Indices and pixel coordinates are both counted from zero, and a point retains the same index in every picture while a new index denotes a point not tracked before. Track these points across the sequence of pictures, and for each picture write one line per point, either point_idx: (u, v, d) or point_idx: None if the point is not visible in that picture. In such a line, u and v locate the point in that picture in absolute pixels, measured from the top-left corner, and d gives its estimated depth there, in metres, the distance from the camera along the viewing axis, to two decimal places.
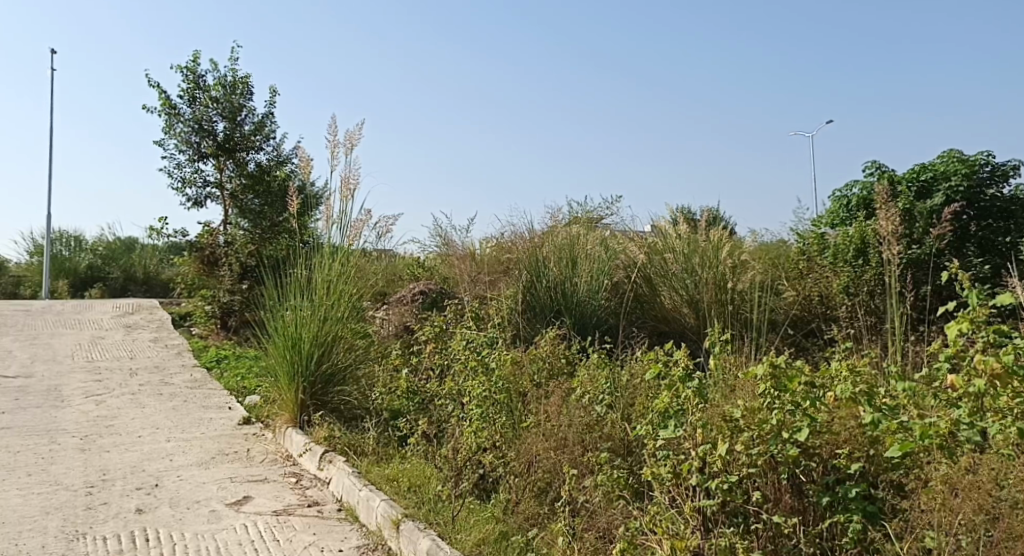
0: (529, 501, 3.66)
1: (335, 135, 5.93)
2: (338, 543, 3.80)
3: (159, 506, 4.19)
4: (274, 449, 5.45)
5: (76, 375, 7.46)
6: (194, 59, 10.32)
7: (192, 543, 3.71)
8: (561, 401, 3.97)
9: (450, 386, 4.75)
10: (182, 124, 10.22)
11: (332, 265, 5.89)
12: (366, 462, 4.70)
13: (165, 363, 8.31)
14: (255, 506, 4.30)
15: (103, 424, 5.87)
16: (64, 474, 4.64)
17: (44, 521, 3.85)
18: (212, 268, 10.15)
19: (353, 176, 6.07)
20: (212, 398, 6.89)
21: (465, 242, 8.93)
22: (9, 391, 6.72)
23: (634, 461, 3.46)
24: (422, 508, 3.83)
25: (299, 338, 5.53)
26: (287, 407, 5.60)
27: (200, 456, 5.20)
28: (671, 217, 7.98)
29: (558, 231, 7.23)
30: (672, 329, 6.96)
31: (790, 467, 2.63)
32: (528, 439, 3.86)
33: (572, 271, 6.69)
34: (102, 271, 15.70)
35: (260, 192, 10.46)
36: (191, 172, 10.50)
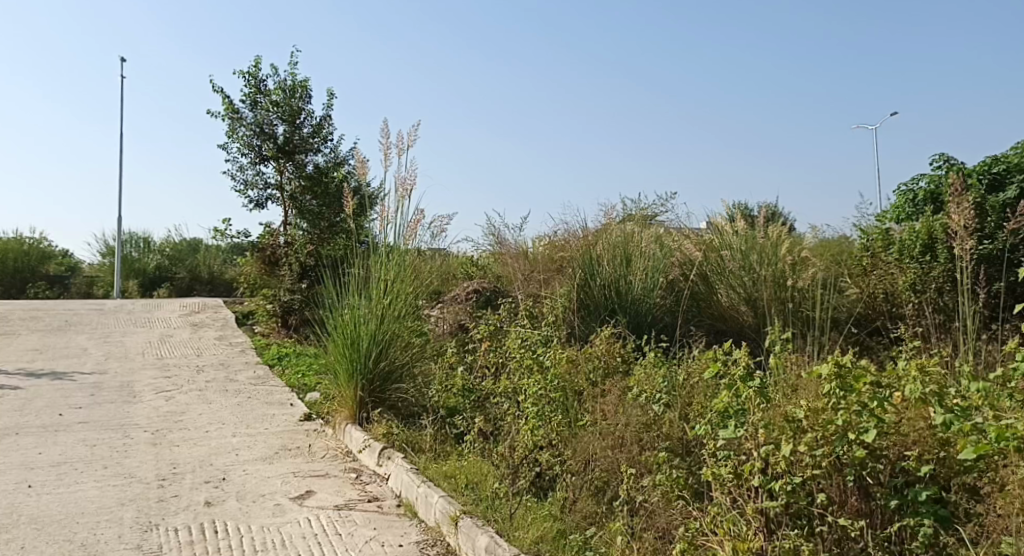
0: (586, 499, 3.66)
1: (388, 135, 6.03)
2: (399, 538, 3.86)
3: (227, 499, 4.33)
4: (333, 445, 5.56)
5: (146, 372, 7.74)
6: (255, 63, 10.60)
7: (258, 536, 3.82)
8: (618, 400, 3.96)
9: (506, 384, 4.78)
10: (244, 127, 10.50)
11: (389, 264, 5.98)
12: (424, 459, 4.76)
13: (229, 360, 8.57)
14: (317, 500, 4.40)
15: (173, 419, 6.09)
16: (137, 467, 4.83)
17: (120, 512, 4.02)
18: (273, 268, 10.40)
19: (408, 176, 6.16)
20: (274, 395, 7.08)
21: (519, 241, 8.95)
22: (85, 386, 7.02)
23: (693, 460, 3.42)
24: (480, 504, 3.87)
25: (358, 337, 5.64)
26: (347, 404, 5.71)
27: (264, 451, 5.34)
28: (727, 214, 7.86)
29: (611, 228, 7.20)
30: (730, 328, 6.85)
31: (857, 469, 2.57)
32: (585, 437, 3.86)
33: (626, 269, 6.66)
34: (169, 271, 16.29)
35: (318, 193, 10.68)
36: (253, 175, 10.78)
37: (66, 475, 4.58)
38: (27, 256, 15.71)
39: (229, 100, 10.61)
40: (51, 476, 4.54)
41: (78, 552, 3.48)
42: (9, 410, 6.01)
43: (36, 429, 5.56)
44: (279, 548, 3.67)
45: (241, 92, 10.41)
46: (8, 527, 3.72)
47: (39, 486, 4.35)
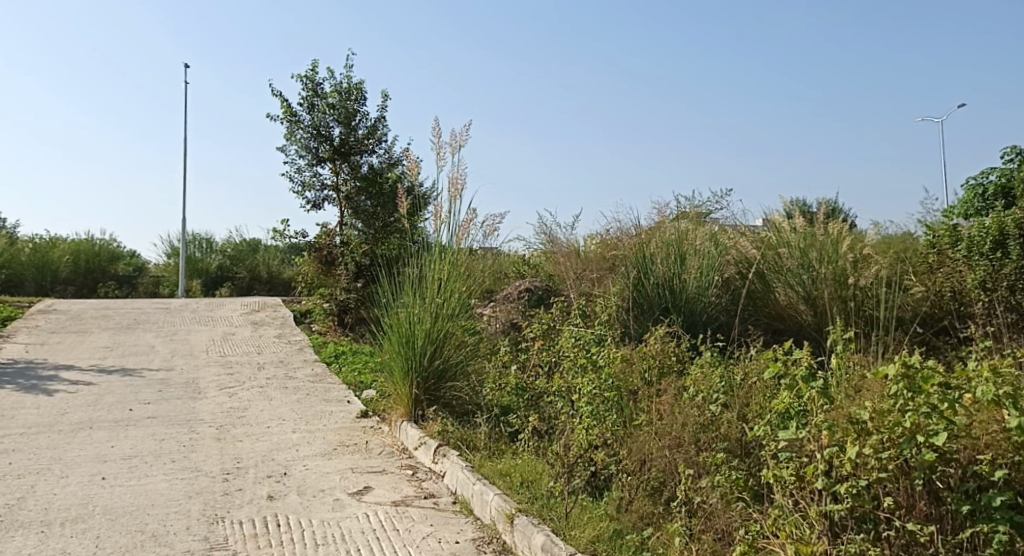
0: (642, 500, 3.64)
1: (442, 135, 6.09)
2: (455, 535, 3.90)
3: (288, 494, 4.43)
4: (389, 442, 5.64)
5: (210, 369, 7.98)
6: (312, 67, 10.80)
7: (319, 530, 3.91)
8: (674, 400, 3.92)
9: (559, 383, 4.78)
10: (301, 130, 10.71)
11: (442, 263, 6.03)
12: (478, 457, 4.80)
13: (288, 358, 8.77)
14: (374, 496, 4.48)
15: (236, 415, 6.27)
16: (204, 461, 4.98)
17: (188, 505, 4.15)
18: (329, 268, 10.70)
19: (461, 176, 6.20)
20: (332, 392, 7.21)
21: (570, 239, 8.96)
22: (153, 383, 7.27)
23: (753, 462, 3.37)
24: (535, 503, 3.89)
25: (413, 335, 5.71)
26: (402, 402, 5.78)
27: (323, 447, 5.46)
28: (785, 210, 7.70)
29: (665, 226, 7.13)
30: (788, 327, 6.70)
31: (925, 473, 2.49)
32: (641, 437, 3.83)
33: (680, 268, 6.58)
34: (230, 271, 16.75)
35: (372, 193, 10.81)
36: (310, 176, 10.99)
37: (137, 468, 4.75)
38: (97, 257, 16.22)
39: (288, 103, 10.83)
40: (123, 469, 4.72)
41: (149, 542, 3.62)
42: (82, 405, 6.26)
43: (108, 423, 5.78)
44: (338, 542, 3.75)
45: (299, 95, 10.62)
46: (84, 517, 3.88)
47: (112, 478, 4.53)
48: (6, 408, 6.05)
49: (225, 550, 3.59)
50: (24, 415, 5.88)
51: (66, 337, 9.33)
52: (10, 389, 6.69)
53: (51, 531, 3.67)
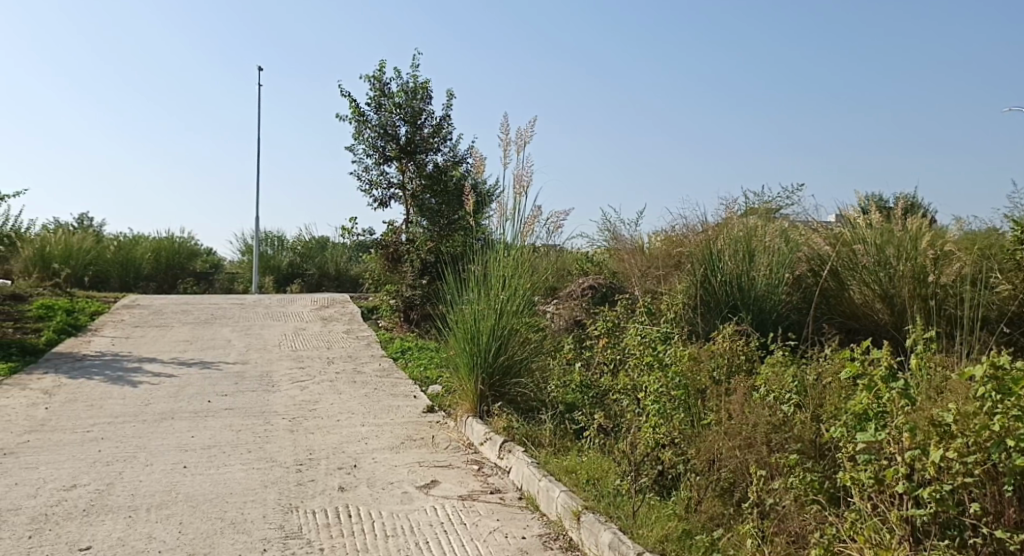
0: (712, 500, 3.58)
1: (508, 132, 6.12)
2: (521, 530, 3.92)
3: (359, 486, 4.53)
4: (455, 437, 5.71)
5: (283, 363, 8.22)
6: (380, 67, 10.98)
7: (388, 521, 3.98)
8: (744, 399, 3.84)
9: (625, 380, 4.75)
10: (369, 129, 10.90)
11: (506, 260, 6.06)
12: (544, 453, 4.82)
13: (357, 353, 8.95)
14: (442, 490, 4.54)
15: (307, 408, 6.44)
16: (278, 452, 5.14)
17: (264, 494, 4.29)
18: (395, 265, 10.92)
19: (526, 173, 6.21)
20: (399, 387, 7.33)
21: (634, 235, 8.89)
22: (230, 375, 7.53)
23: (828, 465, 3.29)
24: (602, 500, 3.88)
25: (478, 331, 5.76)
26: (468, 398, 5.84)
27: (391, 441, 5.56)
28: (860, 205, 7.45)
29: (733, 223, 7.00)
30: (864, 326, 6.47)
31: (1016, 478, 2.37)
32: (710, 436, 3.76)
33: (749, 265, 6.47)
34: (300, 267, 17.23)
35: (437, 191, 10.91)
36: (377, 175, 11.18)
37: (216, 458, 4.93)
38: (177, 254, 16.85)
39: (356, 103, 11.04)
40: (203, 458, 4.91)
41: (229, 529, 3.75)
42: (164, 396, 6.54)
43: (188, 414, 6.02)
44: (407, 534, 3.82)
45: (367, 95, 10.80)
46: (168, 503, 4.05)
47: (193, 466, 4.71)
48: (95, 398, 6.36)
49: (300, 538, 3.70)
50: (111, 405, 6.17)
51: (149, 330, 9.75)
52: (98, 380, 7.03)
53: (138, 516, 3.85)
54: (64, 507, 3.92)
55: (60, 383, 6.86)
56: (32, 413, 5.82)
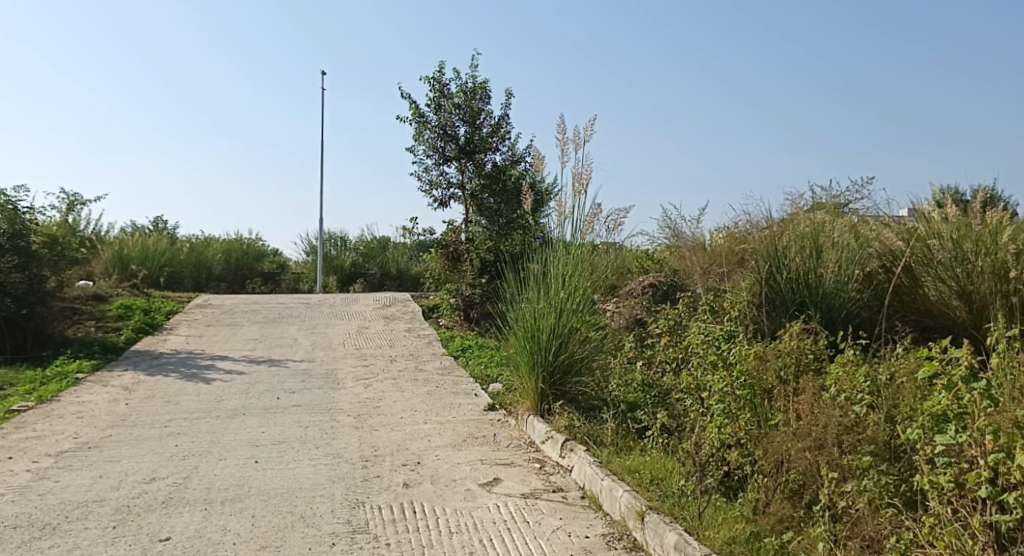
0: (781, 502, 3.51)
1: (565, 131, 6.11)
2: (585, 529, 3.92)
3: (422, 482, 4.59)
4: (517, 435, 5.73)
5: (347, 361, 8.40)
6: (439, 69, 11.08)
7: (453, 518, 4.02)
8: (813, 399, 3.75)
9: (687, 380, 4.67)
10: (429, 130, 11.01)
11: (566, 258, 6.05)
12: (606, 453, 4.79)
13: (418, 351, 9.07)
14: (504, 488, 4.56)
15: (372, 405, 6.55)
16: (344, 448, 5.25)
17: (332, 489, 4.39)
18: (455, 264, 11.03)
19: (585, 171, 6.19)
20: (460, 385, 7.40)
21: (696, 233, 8.75)
22: (297, 373, 7.72)
23: (903, 467, 3.18)
24: (666, 500, 3.86)
25: (538, 330, 5.77)
26: (529, 396, 5.85)
27: (453, 438, 5.61)
28: (935, 199, 7.16)
29: (799, 218, 6.84)
30: (940, 324, 6.21)
31: None
32: (777, 437, 3.67)
33: (816, 262, 6.31)
34: (363, 267, 17.55)
35: (496, 191, 10.93)
36: (437, 175, 11.29)
37: (285, 453, 5.07)
38: (245, 255, 17.37)
39: (416, 104, 11.17)
40: (273, 453, 5.05)
41: (298, 523, 3.85)
42: (236, 393, 6.75)
43: (259, 410, 6.20)
44: (471, 531, 3.85)
45: (426, 96, 10.91)
46: (241, 497, 4.18)
47: (264, 461, 4.85)
48: (171, 394, 6.61)
49: (367, 533, 3.76)
50: (186, 401, 6.40)
51: (220, 329, 10.07)
52: (174, 377, 7.30)
53: (214, 509, 3.98)
54: (144, 499, 4.08)
55: (139, 379, 7.15)
56: (114, 409, 6.08)
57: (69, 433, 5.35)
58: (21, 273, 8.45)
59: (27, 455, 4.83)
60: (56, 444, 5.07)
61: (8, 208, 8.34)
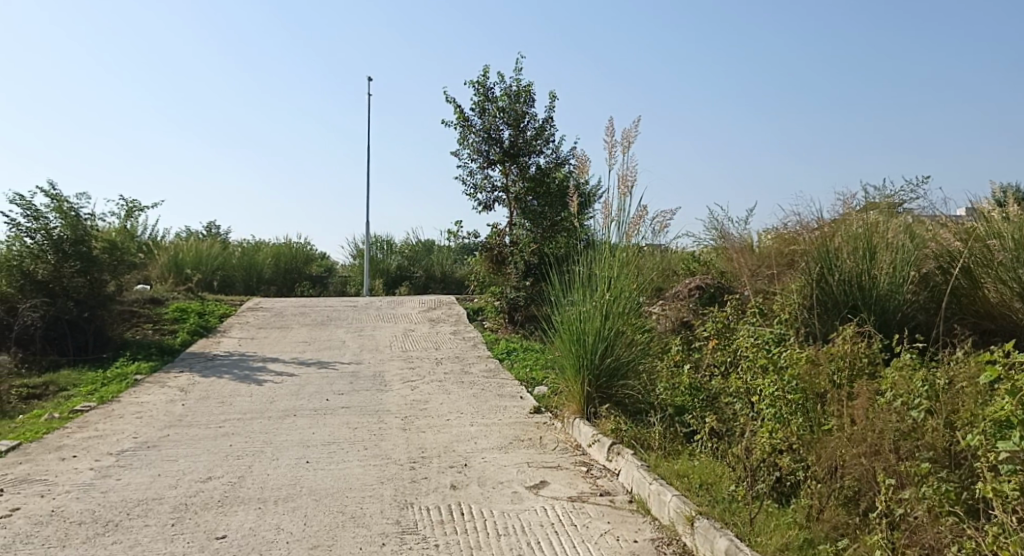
0: (835, 509, 3.44)
1: (613, 133, 6.08)
2: (633, 534, 3.88)
3: (470, 484, 4.61)
4: (564, 438, 5.73)
5: (394, 363, 8.48)
6: (484, 73, 11.13)
7: (500, 520, 4.03)
8: (868, 403, 3.67)
9: (737, 383, 4.60)
10: (473, 134, 11.06)
11: (611, 262, 6.01)
12: (654, 457, 4.75)
13: (463, 353, 9.13)
14: (551, 490, 4.55)
15: (419, 407, 6.61)
16: (393, 449, 5.31)
17: (381, 490, 4.44)
18: (500, 267, 11.08)
19: (630, 173, 6.15)
20: (505, 387, 7.41)
21: (743, 234, 8.64)
22: (345, 375, 7.84)
23: (965, 474, 3.09)
24: (716, 506, 3.80)
25: (584, 333, 5.74)
26: (574, 398, 5.84)
27: (500, 441, 5.63)
28: (994, 197, 6.94)
29: (851, 219, 6.70)
30: (1000, 327, 5.98)
31: None
32: (832, 442, 3.60)
33: (869, 264, 6.16)
34: (409, 270, 17.70)
35: (540, 193, 10.92)
36: (482, 179, 11.34)
37: (335, 453, 5.15)
38: (294, 258, 17.68)
39: (461, 109, 11.23)
40: (323, 454, 5.13)
41: (350, 523, 3.90)
42: (287, 394, 6.87)
43: (309, 412, 6.30)
44: (519, 534, 3.85)
45: (471, 100, 10.96)
46: (294, 496, 4.25)
47: (315, 462, 4.93)
48: (225, 395, 6.76)
49: (416, 534, 3.80)
50: (239, 402, 6.54)
51: (271, 332, 10.27)
52: (228, 378, 7.46)
53: (268, 508, 4.06)
54: (201, 498, 4.18)
55: (194, 380, 7.32)
56: (171, 409, 6.24)
57: (128, 432, 5.51)
58: (83, 277, 8.74)
59: (90, 454, 4.99)
60: (117, 443, 5.23)
61: (71, 214, 8.65)
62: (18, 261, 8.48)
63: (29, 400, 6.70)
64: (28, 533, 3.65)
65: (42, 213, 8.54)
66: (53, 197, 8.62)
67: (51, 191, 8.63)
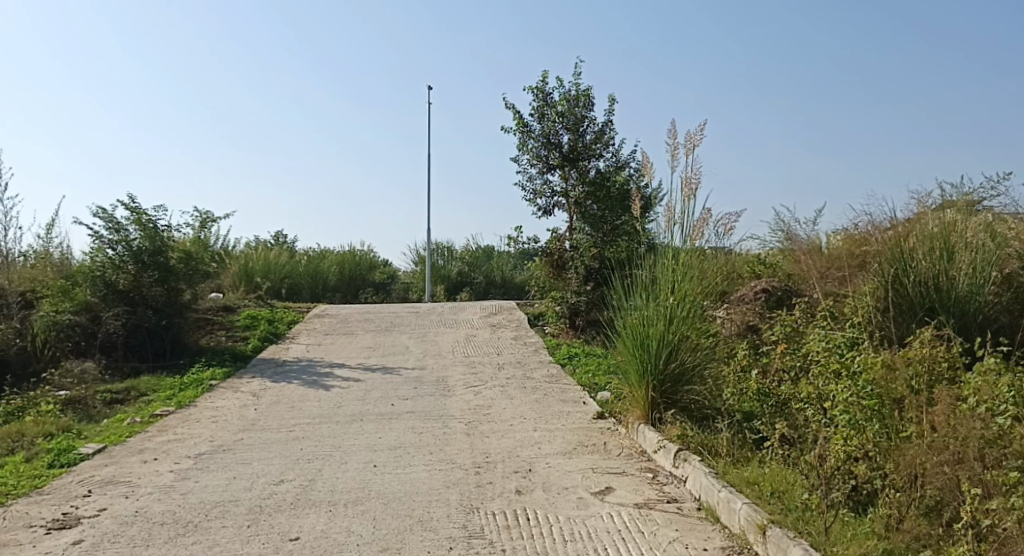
0: (916, 519, 3.32)
1: (676, 136, 6.01)
2: (702, 542, 3.81)
3: (535, 490, 4.61)
4: (628, 444, 5.68)
5: (457, 368, 8.55)
6: (543, 78, 11.13)
7: (566, 526, 4.02)
8: (949, 409, 3.52)
9: (808, 389, 4.48)
10: (533, 139, 11.07)
11: (675, 266, 5.93)
12: (722, 463, 4.67)
13: (526, 358, 9.14)
14: (617, 496, 4.52)
15: (482, 412, 6.65)
16: (457, 454, 5.35)
17: (447, 494, 4.48)
18: (560, 272, 11.10)
19: (695, 176, 6.06)
20: (568, 393, 7.38)
21: (811, 235, 8.42)
22: (409, 380, 7.93)
23: None
24: (789, 515, 3.69)
25: (647, 338, 5.68)
26: (639, 404, 5.78)
27: (564, 446, 5.62)
28: None
29: (926, 218, 6.48)
30: None
31: None
32: (911, 449, 3.48)
33: (947, 264, 5.91)
34: (469, 276, 17.82)
35: (600, 198, 10.86)
36: (542, 184, 11.34)
37: (401, 458, 5.21)
38: (358, 266, 18.03)
39: (521, 114, 11.25)
40: (390, 458, 5.20)
41: (417, 526, 3.94)
42: (354, 399, 7.00)
43: (375, 416, 6.40)
44: (586, 540, 3.82)
45: (531, 106, 10.97)
46: (362, 500, 4.32)
47: (382, 465, 5.00)
48: (295, 400, 6.93)
49: (483, 538, 3.81)
50: (308, 407, 6.69)
51: (337, 338, 10.49)
52: (297, 383, 7.65)
53: (338, 511, 4.14)
54: (275, 500, 4.29)
55: (265, 386, 7.53)
56: (244, 413, 6.42)
57: (204, 436, 5.70)
58: (161, 286, 9.10)
59: (169, 456, 5.18)
60: (195, 446, 5.42)
61: (149, 226, 9.01)
62: (101, 272, 8.85)
63: (112, 405, 7.00)
64: (115, 533, 3.80)
65: (122, 225, 8.92)
66: (133, 210, 8.99)
67: (130, 204, 9.00)
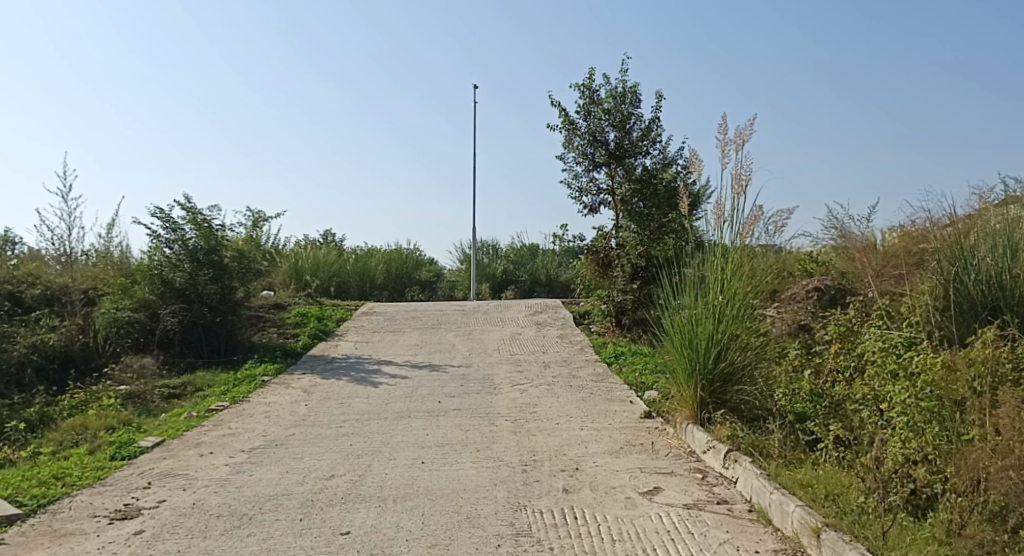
0: (979, 525, 3.20)
1: (726, 132, 5.92)
2: (754, 544, 3.75)
3: (582, 488, 4.59)
4: (676, 444, 5.62)
5: (503, 367, 8.57)
6: (589, 75, 11.06)
7: (615, 526, 3.99)
8: (1014, 412, 3.40)
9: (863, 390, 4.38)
10: (579, 137, 11.01)
11: (724, 264, 5.83)
12: (774, 465, 4.57)
13: (572, 357, 9.12)
14: (666, 497, 4.47)
15: (528, 410, 6.65)
16: (504, 452, 5.36)
17: (494, 491, 4.49)
18: (606, 270, 11.01)
19: (745, 172, 5.96)
20: (614, 392, 7.33)
21: (865, 233, 8.22)
22: (456, 377, 7.98)
23: None
24: (844, 518, 3.60)
25: (696, 337, 5.61)
26: (687, 404, 5.71)
27: (611, 445, 5.58)
28: None
29: (988, 215, 6.27)
30: None
31: None
32: (974, 453, 3.37)
33: (1011, 262, 5.67)
34: (514, 275, 17.81)
35: (647, 195, 10.76)
36: (588, 182, 11.27)
37: (449, 455, 5.24)
38: (404, 264, 18.21)
39: (566, 112, 11.20)
40: (438, 455, 5.24)
41: (465, 523, 3.96)
42: (402, 396, 7.06)
43: (422, 413, 6.45)
44: (635, 540, 3.79)
45: (576, 103, 10.91)
46: (411, 496, 4.36)
47: (429, 462, 5.04)
48: (344, 396, 7.03)
49: (530, 536, 3.81)
50: (357, 403, 6.77)
51: (385, 335, 10.60)
52: (346, 380, 7.74)
53: (387, 506, 4.17)
54: (325, 495, 4.35)
55: (316, 382, 7.65)
56: (295, 409, 6.54)
57: (257, 431, 5.81)
58: (215, 285, 9.33)
59: (224, 450, 5.30)
60: (248, 441, 5.53)
61: (204, 226, 9.24)
62: (159, 270, 9.11)
63: (169, 400, 7.20)
64: (174, 524, 3.90)
65: (179, 225, 9.16)
66: (188, 210, 9.22)
67: (186, 204, 9.23)
